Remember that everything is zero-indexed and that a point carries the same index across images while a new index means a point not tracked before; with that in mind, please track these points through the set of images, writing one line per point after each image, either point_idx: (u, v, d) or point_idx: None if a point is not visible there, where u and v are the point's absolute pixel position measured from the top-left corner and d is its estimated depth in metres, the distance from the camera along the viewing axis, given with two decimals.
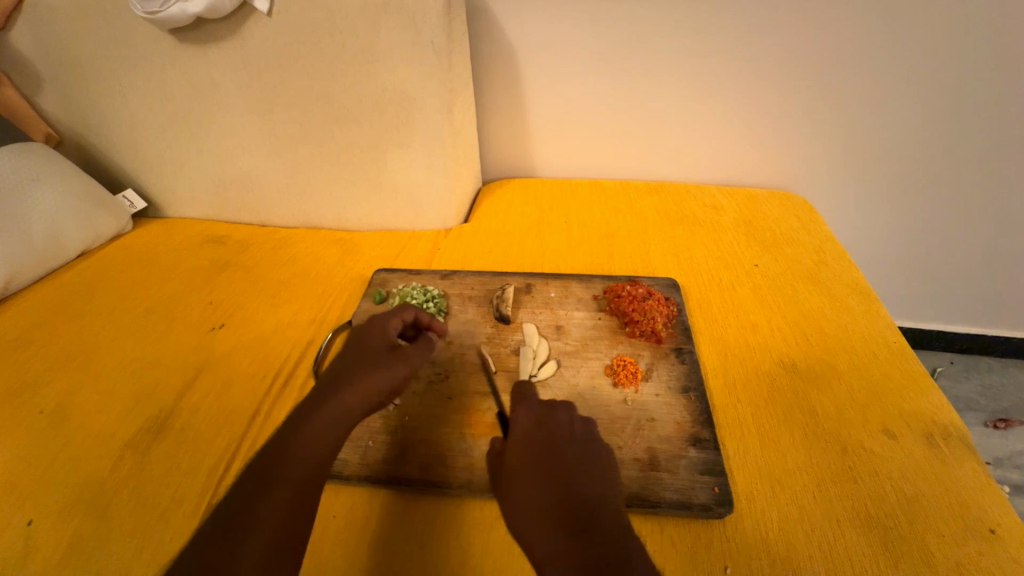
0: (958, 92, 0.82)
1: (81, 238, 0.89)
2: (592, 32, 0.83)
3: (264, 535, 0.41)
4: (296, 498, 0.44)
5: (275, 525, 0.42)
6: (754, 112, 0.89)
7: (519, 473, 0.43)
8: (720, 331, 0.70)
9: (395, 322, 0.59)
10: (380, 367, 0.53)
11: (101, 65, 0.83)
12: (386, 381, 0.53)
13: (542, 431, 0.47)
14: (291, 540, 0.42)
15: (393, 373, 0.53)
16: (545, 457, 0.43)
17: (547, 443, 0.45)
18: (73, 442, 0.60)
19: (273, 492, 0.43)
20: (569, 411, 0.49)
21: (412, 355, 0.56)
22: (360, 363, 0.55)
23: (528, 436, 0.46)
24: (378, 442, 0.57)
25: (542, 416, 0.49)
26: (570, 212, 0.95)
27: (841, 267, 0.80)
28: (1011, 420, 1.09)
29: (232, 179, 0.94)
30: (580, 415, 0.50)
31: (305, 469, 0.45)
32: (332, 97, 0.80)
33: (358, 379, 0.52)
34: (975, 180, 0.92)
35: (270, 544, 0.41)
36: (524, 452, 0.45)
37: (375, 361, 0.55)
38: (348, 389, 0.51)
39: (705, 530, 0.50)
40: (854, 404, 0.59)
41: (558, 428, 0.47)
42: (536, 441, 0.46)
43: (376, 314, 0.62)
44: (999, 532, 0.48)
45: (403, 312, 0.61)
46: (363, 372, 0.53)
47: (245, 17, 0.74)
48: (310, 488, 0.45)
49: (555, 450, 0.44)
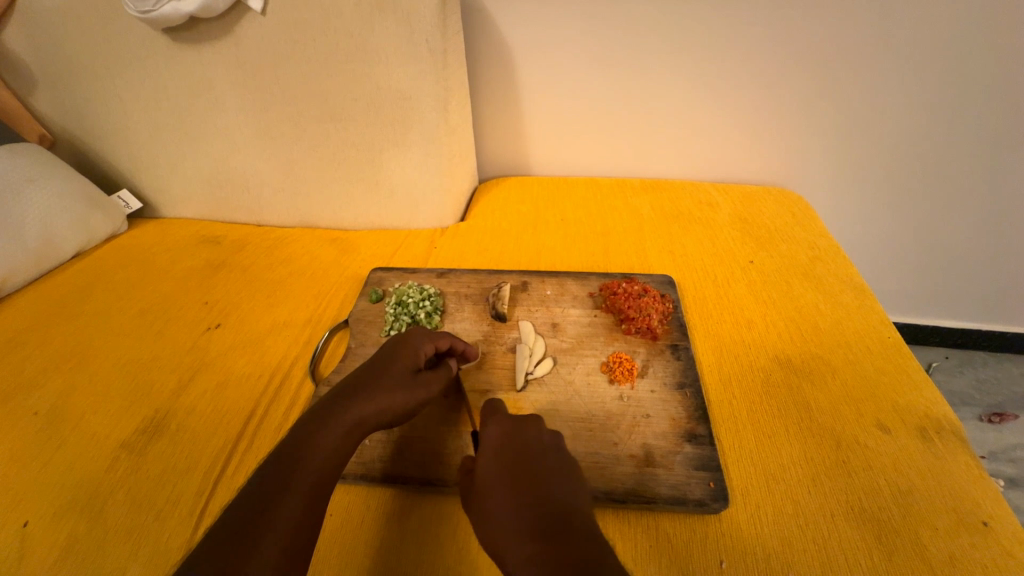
0: (953, 87, 0.82)
1: (75, 238, 0.89)
2: (587, 29, 0.82)
3: (276, 541, 0.40)
4: (308, 503, 0.43)
5: (286, 531, 0.41)
6: (750, 110, 0.90)
7: (496, 484, 0.43)
8: (715, 327, 0.70)
9: (430, 347, 0.58)
10: (402, 389, 0.53)
11: (93, 64, 0.83)
12: (399, 404, 0.52)
13: (514, 443, 0.47)
14: (303, 546, 0.41)
15: (409, 398, 0.53)
16: (521, 467, 0.43)
17: (521, 453, 0.45)
18: (67, 444, 0.60)
19: (282, 496, 0.42)
20: (537, 424, 0.50)
21: (432, 385, 0.55)
22: (383, 373, 0.54)
23: (499, 451, 0.46)
24: (375, 442, 0.57)
25: (512, 429, 0.49)
26: (565, 210, 0.95)
27: (835, 263, 0.81)
28: (1006, 414, 1.09)
29: (228, 179, 0.94)
30: (548, 430, 0.50)
31: (313, 473, 0.45)
32: (327, 96, 0.79)
33: (376, 393, 0.51)
34: (969, 176, 0.92)
35: (283, 550, 0.40)
36: (500, 465, 0.45)
37: (398, 377, 0.54)
38: (364, 396, 0.51)
39: (701, 525, 0.50)
40: (848, 399, 0.60)
41: (529, 439, 0.47)
42: (510, 453, 0.46)
43: (411, 331, 0.60)
44: (991, 525, 0.48)
45: (438, 339, 0.59)
46: (386, 387, 0.52)
47: (238, 16, 0.73)
48: (319, 491, 0.44)
49: (530, 459, 0.45)
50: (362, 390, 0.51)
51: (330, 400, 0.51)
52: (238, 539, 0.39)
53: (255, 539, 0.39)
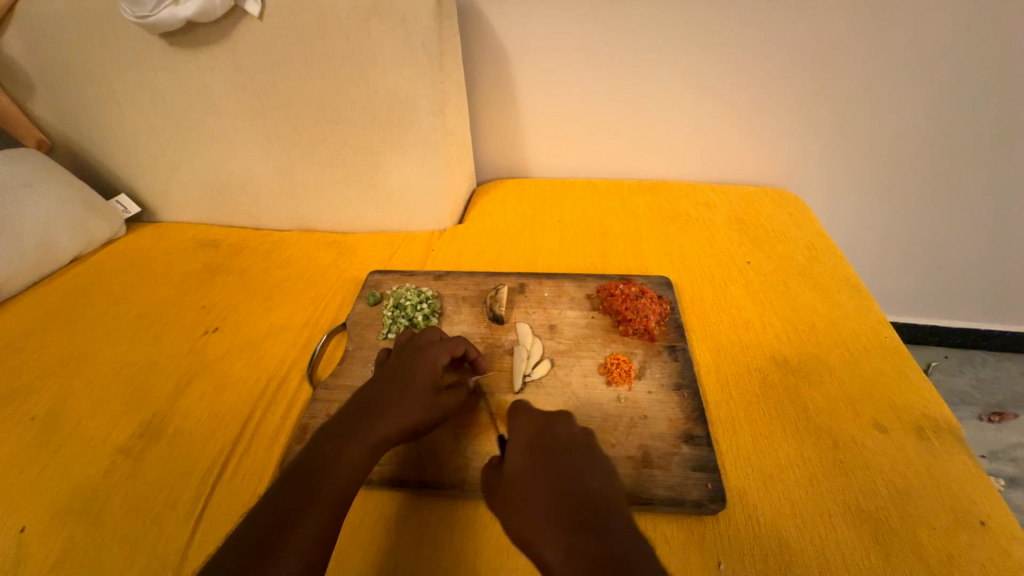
0: (947, 87, 0.82)
1: (73, 243, 0.89)
2: (583, 31, 0.83)
3: (297, 554, 0.40)
4: (327, 514, 0.43)
5: (305, 542, 0.41)
6: (746, 112, 0.90)
7: (524, 476, 0.43)
8: (713, 329, 0.70)
9: (444, 356, 0.57)
10: (424, 406, 0.52)
11: (90, 69, 0.83)
12: (419, 422, 0.51)
13: (545, 437, 0.47)
14: (317, 556, 0.41)
15: (430, 415, 0.52)
16: (550, 460, 0.44)
17: (552, 446, 0.46)
18: (64, 449, 0.60)
19: (295, 503, 0.42)
20: (572, 419, 0.50)
21: (451, 403, 0.55)
22: (404, 388, 0.53)
23: (532, 444, 0.47)
24: (386, 459, 0.55)
25: (543, 424, 0.49)
26: (563, 212, 0.95)
27: (834, 263, 0.80)
28: (1006, 413, 1.09)
29: (225, 183, 0.94)
30: (580, 427, 0.50)
31: (328, 480, 0.44)
32: (324, 99, 0.80)
33: (397, 410, 0.51)
34: (968, 175, 0.92)
35: (305, 563, 0.40)
36: (529, 458, 0.45)
37: (420, 394, 0.53)
38: (389, 413, 0.50)
39: (697, 525, 0.50)
40: (846, 399, 0.60)
41: (559, 432, 0.48)
42: (540, 446, 0.46)
43: (424, 339, 0.59)
44: (989, 524, 0.48)
45: (453, 346, 0.59)
46: (407, 404, 0.52)
47: (236, 21, 0.74)
48: (337, 501, 0.44)
49: (560, 453, 0.45)
50: (387, 407, 0.51)
51: (354, 416, 0.50)
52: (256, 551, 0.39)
53: (268, 549, 0.39)
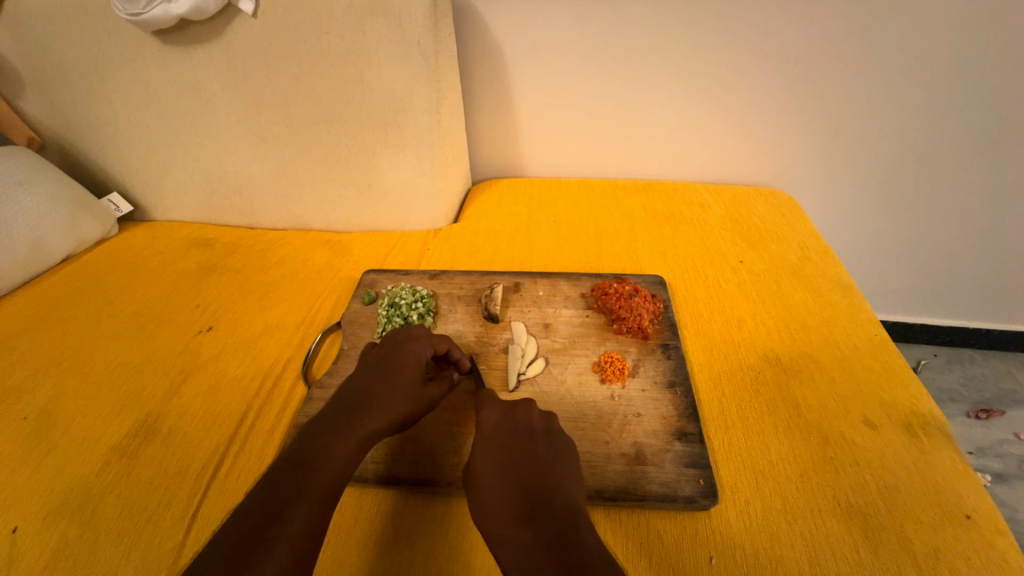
0: (938, 88, 0.83)
1: (65, 242, 0.88)
2: (577, 32, 0.83)
3: (287, 550, 0.39)
4: (316, 512, 0.43)
5: (296, 539, 0.40)
6: (740, 112, 0.91)
7: (494, 473, 0.45)
8: (706, 326, 0.71)
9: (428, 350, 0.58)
10: (409, 399, 0.53)
11: (81, 67, 0.82)
12: (404, 415, 0.52)
13: (505, 429, 0.49)
14: (307, 552, 0.41)
15: (414, 408, 0.53)
16: (517, 454, 0.46)
17: (522, 441, 0.47)
18: (57, 448, 0.59)
19: (287, 501, 0.42)
20: (529, 406, 0.52)
21: (437, 395, 0.56)
22: (390, 382, 0.54)
23: (489, 435, 0.48)
24: (377, 454, 0.56)
25: (506, 414, 0.50)
26: (558, 211, 0.95)
27: (824, 262, 0.81)
28: (992, 410, 1.11)
29: (219, 182, 0.93)
30: (540, 412, 0.52)
31: (320, 477, 0.44)
32: (319, 98, 0.79)
33: (381, 403, 0.51)
34: (958, 177, 0.94)
35: (294, 559, 0.39)
36: (503, 451, 0.46)
37: (405, 389, 0.54)
38: (374, 406, 0.51)
39: (690, 521, 0.51)
40: (837, 396, 0.61)
41: (522, 424, 0.49)
42: (502, 437, 0.48)
43: (410, 335, 0.60)
44: (975, 519, 0.49)
45: (437, 342, 0.60)
46: (392, 397, 0.52)
47: (230, 18, 0.73)
48: (328, 498, 0.44)
49: (522, 448, 0.46)
50: (373, 400, 0.52)
51: (339, 410, 0.51)
52: (247, 549, 0.38)
53: (257, 546, 0.39)
